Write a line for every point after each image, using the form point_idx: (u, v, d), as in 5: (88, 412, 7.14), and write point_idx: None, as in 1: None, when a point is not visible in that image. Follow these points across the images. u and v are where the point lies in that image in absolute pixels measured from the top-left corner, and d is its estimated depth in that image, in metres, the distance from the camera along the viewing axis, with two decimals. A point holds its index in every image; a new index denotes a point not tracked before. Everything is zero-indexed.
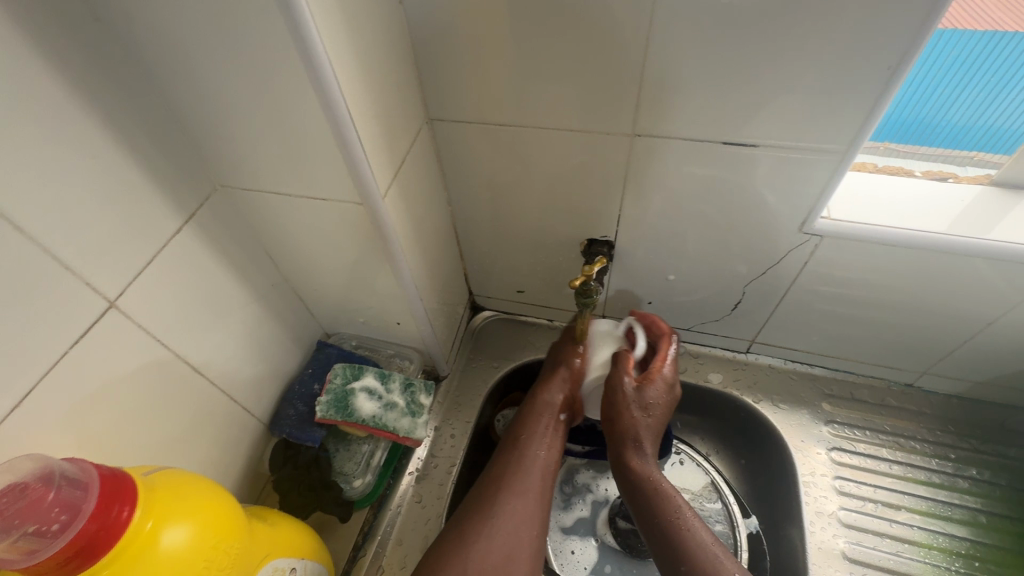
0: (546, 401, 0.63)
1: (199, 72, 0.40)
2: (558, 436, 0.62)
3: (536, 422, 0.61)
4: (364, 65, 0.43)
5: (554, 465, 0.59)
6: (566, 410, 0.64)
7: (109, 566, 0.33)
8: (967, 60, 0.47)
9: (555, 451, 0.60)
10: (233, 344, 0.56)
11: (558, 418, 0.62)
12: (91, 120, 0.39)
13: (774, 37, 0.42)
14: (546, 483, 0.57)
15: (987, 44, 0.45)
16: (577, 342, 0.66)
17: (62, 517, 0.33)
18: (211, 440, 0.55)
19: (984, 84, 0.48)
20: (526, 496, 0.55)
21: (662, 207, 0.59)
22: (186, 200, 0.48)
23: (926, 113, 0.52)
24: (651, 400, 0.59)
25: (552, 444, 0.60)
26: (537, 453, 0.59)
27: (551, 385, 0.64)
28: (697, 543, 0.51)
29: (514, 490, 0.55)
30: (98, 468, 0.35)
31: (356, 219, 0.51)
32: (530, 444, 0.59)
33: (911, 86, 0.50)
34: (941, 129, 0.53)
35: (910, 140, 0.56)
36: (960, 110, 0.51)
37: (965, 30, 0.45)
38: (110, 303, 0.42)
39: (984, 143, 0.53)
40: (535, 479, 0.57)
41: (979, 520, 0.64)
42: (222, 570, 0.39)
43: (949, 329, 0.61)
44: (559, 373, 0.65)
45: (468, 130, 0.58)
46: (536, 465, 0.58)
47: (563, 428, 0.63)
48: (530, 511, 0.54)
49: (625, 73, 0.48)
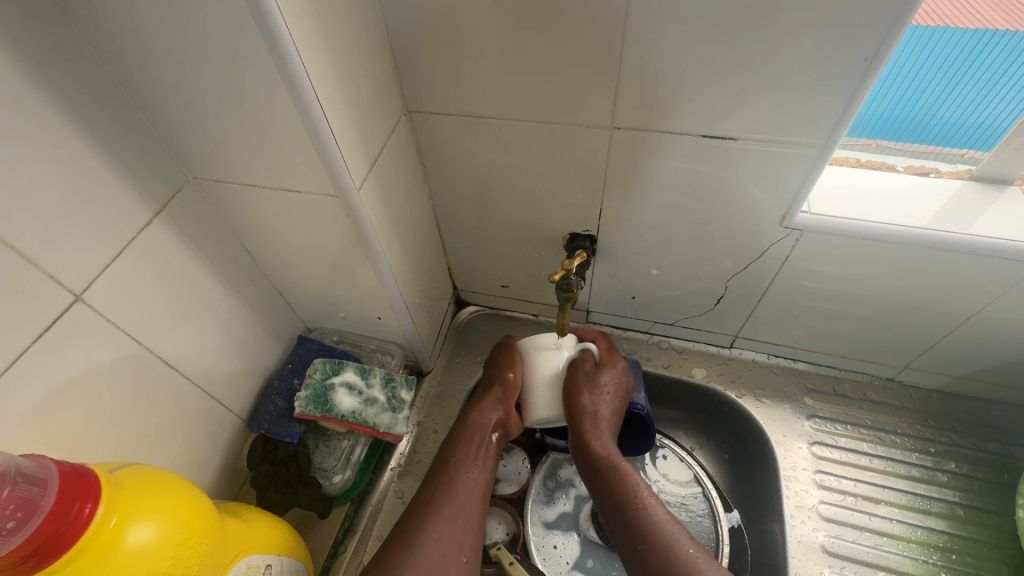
0: (478, 421, 0.60)
1: (166, 62, 0.39)
2: (490, 456, 0.59)
3: (467, 444, 0.59)
4: (336, 55, 0.42)
5: (486, 486, 0.58)
6: (500, 429, 0.61)
7: (70, 563, 0.33)
8: (959, 56, 0.47)
9: (486, 473, 0.58)
10: (209, 339, 0.55)
11: (489, 439, 0.60)
12: (55, 109, 0.38)
13: (751, 28, 0.42)
14: (477, 507, 0.55)
15: (979, 41, 0.45)
16: (510, 358, 0.64)
17: (19, 514, 0.31)
18: (186, 436, 0.55)
19: (978, 81, 0.48)
20: (454, 524, 0.53)
21: (643, 201, 0.59)
22: (156, 192, 0.47)
23: (917, 112, 0.52)
24: (606, 383, 0.60)
25: (484, 466, 0.58)
26: (468, 476, 0.57)
27: (484, 404, 0.61)
28: (653, 520, 0.51)
29: (441, 518, 0.53)
30: (58, 465, 0.34)
31: (332, 212, 0.50)
32: (460, 466, 0.57)
33: (903, 82, 0.50)
34: (933, 127, 0.53)
35: (903, 136, 0.54)
36: (951, 107, 0.51)
37: (958, 27, 0.45)
38: (76, 297, 0.41)
39: (972, 140, 0.53)
40: (464, 504, 0.55)
41: (957, 514, 0.64)
42: (191, 567, 0.38)
43: (930, 324, 0.62)
44: (493, 390, 0.62)
45: (447, 123, 0.57)
46: (468, 489, 0.56)
47: (495, 448, 0.60)
48: (459, 540, 0.52)
49: (603, 65, 0.47)
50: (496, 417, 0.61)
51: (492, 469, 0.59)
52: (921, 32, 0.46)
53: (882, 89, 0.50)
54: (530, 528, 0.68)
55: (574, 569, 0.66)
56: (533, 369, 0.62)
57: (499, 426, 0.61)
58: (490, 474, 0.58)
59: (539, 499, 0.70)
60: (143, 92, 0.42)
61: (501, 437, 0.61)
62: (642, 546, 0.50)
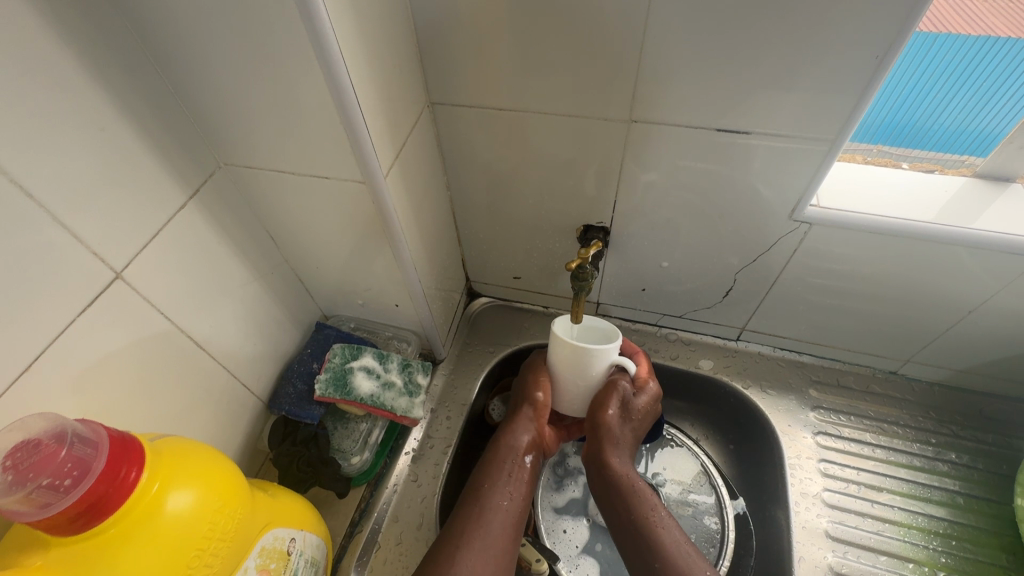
0: (511, 442, 0.61)
1: (207, 49, 0.41)
2: (523, 482, 0.59)
3: (499, 467, 0.59)
4: (368, 44, 0.43)
5: (517, 514, 0.57)
6: (534, 449, 0.62)
7: (115, 525, 0.34)
8: (961, 64, 0.48)
9: (520, 498, 0.58)
10: (235, 321, 0.57)
11: (522, 461, 0.60)
12: (103, 93, 0.40)
13: (768, 25, 0.43)
14: (510, 535, 0.55)
15: (981, 49, 0.47)
16: (539, 377, 0.64)
17: (73, 473, 0.33)
18: (212, 415, 0.56)
19: (978, 89, 0.50)
20: (488, 550, 0.52)
21: (656, 196, 0.61)
22: (190, 176, 0.49)
23: (919, 117, 0.53)
24: (637, 407, 0.61)
25: (519, 490, 0.58)
26: (501, 501, 0.56)
27: (517, 426, 0.62)
28: (672, 543, 0.53)
29: (474, 547, 0.52)
30: (108, 430, 0.36)
31: (358, 198, 0.51)
32: (493, 491, 0.57)
33: (906, 89, 0.51)
34: (934, 132, 0.55)
35: (903, 142, 0.57)
36: (952, 113, 0.52)
37: (959, 34, 0.46)
38: (116, 274, 0.43)
39: (971, 145, 0.56)
40: (497, 530, 0.54)
41: (957, 502, 0.65)
42: (226, 534, 0.40)
43: (932, 318, 0.63)
44: (525, 412, 0.63)
45: (468, 115, 0.59)
46: (498, 514, 0.55)
47: (529, 472, 0.60)
48: (492, 567, 0.51)
49: (623, 60, 0.49)
50: (529, 440, 0.61)
51: (527, 494, 0.59)
52: (923, 39, 0.47)
53: (886, 93, 0.52)
54: (540, 513, 0.70)
55: (583, 552, 0.68)
56: (577, 367, 0.59)
57: (535, 446, 0.62)
58: (525, 499, 0.58)
59: (549, 484, 0.72)
60: (184, 80, 0.44)
61: (536, 458, 0.62)
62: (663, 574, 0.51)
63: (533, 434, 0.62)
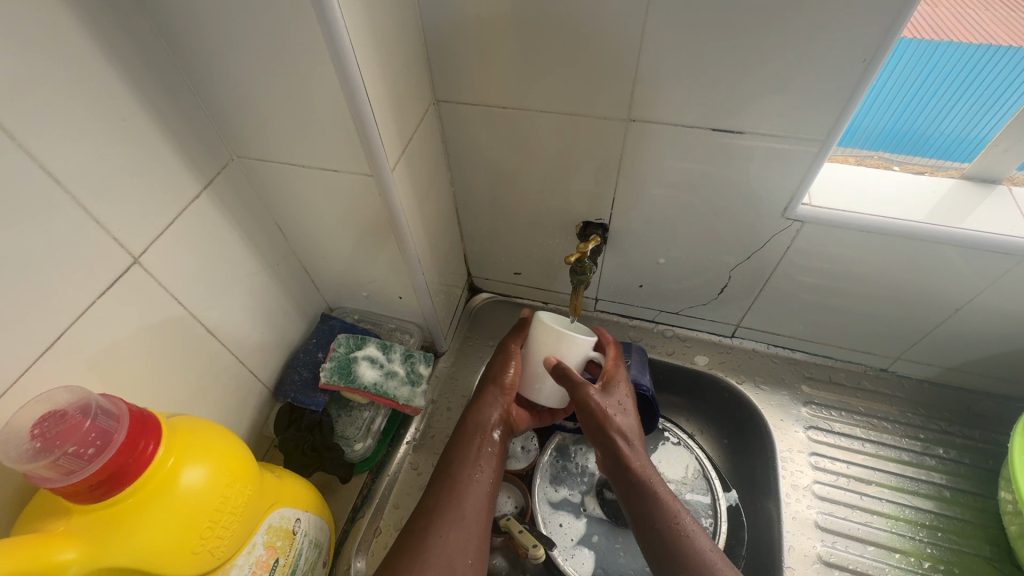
0: (479, 420, 0.62)
1: (225, 45, 0.43)
2: (492, 457, 0.60)
3: (467, 444, 0.60)
4: (378, 42, 0.45)
5: (490, 490, 0.58)
6: (503, 427, 0.62)
7: (133, 495, 0.36)
8: (964, 72, 0.51)
9: (491, 472, 0.59)
10: (244, 309, 0.59)
11: (490, 437, 0.61)
12: (126, 85, 0.41)
13: (762, 29, 0.45)
14: (483, 508, 0.56)
15: (984, 57, 0.49)
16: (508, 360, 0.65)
17: (98, 443, 0.35)
18: (221, 399, 0.58)
19: (979, 97, 0.52)
20: (462, 524, 0.54)
21: (654, 193, 0.62)
22: (204, 168, 0.50)
23: (921, 123, 0.56)
24: (622, 399, 0.60)
25: (489, 466, 0.59)
26: (472, 477, 0.57)
27: (485, 405, 0.63)
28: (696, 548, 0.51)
29: (446, 520, 0.53)
30: (129, 404, 0.38)
31: (365, 191, 0.53)
32: (463, 468, 0.58)
33: (906, 94, 0.53)
34: (934, 139, 0.57)
35: (903, 149, 0.59)
36: (953, 120, 0.55)
37: (964, 42, 0.49)
38: (134, 259, 0.45)
39: (966, 153, 0.58)
40: (470, 504, 0.55)
41: (944, 495, 0.67)
42: (235, 508, 0.42)
43: (921, 316, 0.65)
44: (490, 391, 0.64)
45: (472, 113, 0.61)
46: (469, 489, 0.56)
47: (499, 446, 0.61)
48: (466, 540, 0.53)
49: (622, 61, 0.51)
50: (498, 420, 0.62)
51: (497, 468, 0.60)
52: (926, 46, 0.50)
53: (889, 100, 0.54)
54: (538, 504, 0.71)
55: (579, 544, 0.69)
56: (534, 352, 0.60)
57: (503, 423, 0.63)
58: (496, 473, 0.59)
59: (547, 476, 0.74)
60: (201, 74, 0.46)
61: (505, 434, 0.63)
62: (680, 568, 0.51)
63: (501, 410, 0.63)
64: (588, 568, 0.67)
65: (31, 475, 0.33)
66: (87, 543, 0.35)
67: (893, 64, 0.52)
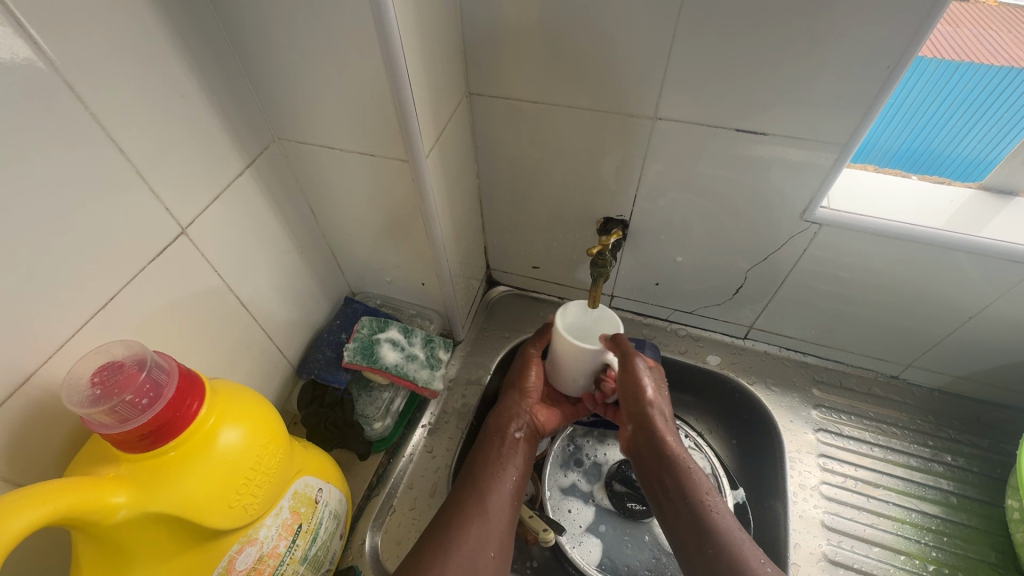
0: (500, 423, 0.66)
1: (277, 28, 0.45)
2: (515, 456, 0.63)
3: (491, 445, 0.63)
4: (421, 32, 0.47)
5: (517, 492, 0.60)
6: (526, 429, 0.66)
7: (175, 449, 0.38)
8: (981, 93, 0.52)
9: (514, 470, 0.61)
10: (275, 286, 0.61)
11: (511, 438, 0.64)
12: (185, 64, 0.44)
13: (790, 33, 0.47)
14: (506, 505, 0.58)
15: (1000, 80, 0.51)
16: (528, 366, 0.71)
17: (150, 395, 0.38)
18: (248, 372, 0.60)
19: (998, 119, 0.54)
20: (485, 520, 0.55)
21: (676, 192, 0.64)
22: (247, 147, 0.53)
23: (936, 142, 0.58)
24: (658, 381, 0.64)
25: (511, 464, 0.62)
26: (494, 474, 0.60)
27: (506, 409, 0.67)
28: (724, 527, 0.53)
29: (470, 515, 0.55)
30: (180, 363, 0.40)
31: (399, 176, 0.55)
32: (486, 466, 0.61)
33: (924, 112, 0.56)
34: (949, 157, 0.60)
35: (918, 166, 0.61)
36: (969, 140, 0.57)
37: (983, 64, 0.50)
38: (181, 229, 0.47)
39: (973, 172, 0.60)
40: (492, 500, 0.57)
41: (951, 501, 0.68)
42: (267, 471, 0.44)
43: (935, 323, 0.66)
44: (510, 395, 0.69)
45: (502, 106, 0.63)
46: (493, 485, 0.59)
47: (522, 447, 0.64)
48: (488, 536, 0.54)
49: (653, 59, 0.52)
50: (521, 422, 0.66)
51: (519, 466, 0.62)
52: (943, 66, 0.52)
53: (903, 119, 0.57)
54: (549, 491, 0.73)
55: (587, 531, 0.70)
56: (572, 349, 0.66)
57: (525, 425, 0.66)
58: (518, 470, 0.62)
59: (558, 463, 0.75)
60: (251, 57, 0.48)
61: (528, 436, 0.66)
62: (711, 554, 0.52)
63: (521, 412, 0.67)
64: (595, 556, 0.69)
65: (88, 421, 0.36)
66: (135, 487, 0.37)
67: (911, 84, 0.54)
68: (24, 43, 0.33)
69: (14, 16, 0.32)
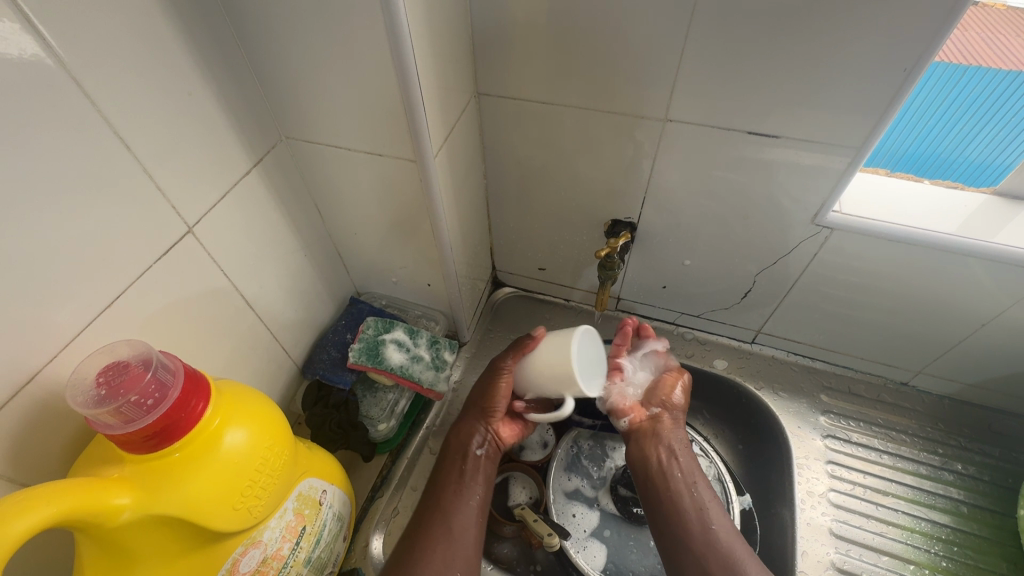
0: (460, 442, 0.64)
1: (286, 26, 0.45)
2: (478, 473, 0.62)
3: (453, 463, 0.63)
4: (431, 31, 0.47)
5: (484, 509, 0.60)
6: (487, 444, 0.64)
7: (180, 451, 0.38)
8: (990, 97, 0.52)
9: (480, 488, 0.61)
10: (280, 286, 0.61)
11: (474, 455, 0.63)
12: (194, 62, 0.44)
13: (803, 35, 0.46)
14: (471, 524, 0.58)
15: (1008, 84, 0.50)
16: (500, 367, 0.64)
17: (156, 395, 0.37)
18: (253, 372, 0.60)
19: (1005, 123, 0.53)
20: (449, 541, 0.56)
21: (684, 195, 0.63)
22: (255, 147, 0.53)
23: (944, 146, 0.57)
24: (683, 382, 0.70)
25: (475, 483, 0.61)
26: (458, 495, 0.60)
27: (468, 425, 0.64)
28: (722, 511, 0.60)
29: (434, 540, 0.56)
30: (185, 362, 0.40)
31: (406, 175, 0.55)
32: (448, 488, 0.60)
33: (934, 116, 0.55)
34: (958, 162, 0.59)
35: (927, 170, 0.60)
36: (977, 145, 0.56)
37: (992, 67, 0.50)
38: (188, 228, 0.47)
39: (976, 177, 0.59)
40: (456, 522, 0.58)
41: (961, 510, 0.67)
42: (272, 471, 0.44)
43: (947, 330, 0.65)
44: (471, 412, 0.65)
45: (510, 107, 0.62)
46: (457, 508, 0.59)
47: (488, 462, 0.63)
48: (450, 555, 0.55)
49: (665, 60, 0.52)
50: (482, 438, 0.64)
51: (483, 482, 0.62)
52: (953, 69, 0.51)
53: (913, 123, 0.56)
54: (552, 495, 0.72)
55: (591, 536, 0.70)
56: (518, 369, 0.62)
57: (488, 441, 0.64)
58: (483, 487, 0.61)
59: (563, 467, 0.74)
60: (260, 56, 0.48)
61: (492, 452, 0.64)
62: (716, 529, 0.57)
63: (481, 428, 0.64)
64: (599, 561, 0.68)
65: (93, 421, 0.35)
66: (140, 489, 0.36)
67: (922, 88, 0.53)
68: (32, 39, 0.33)
69: (22, 13, 0.32)
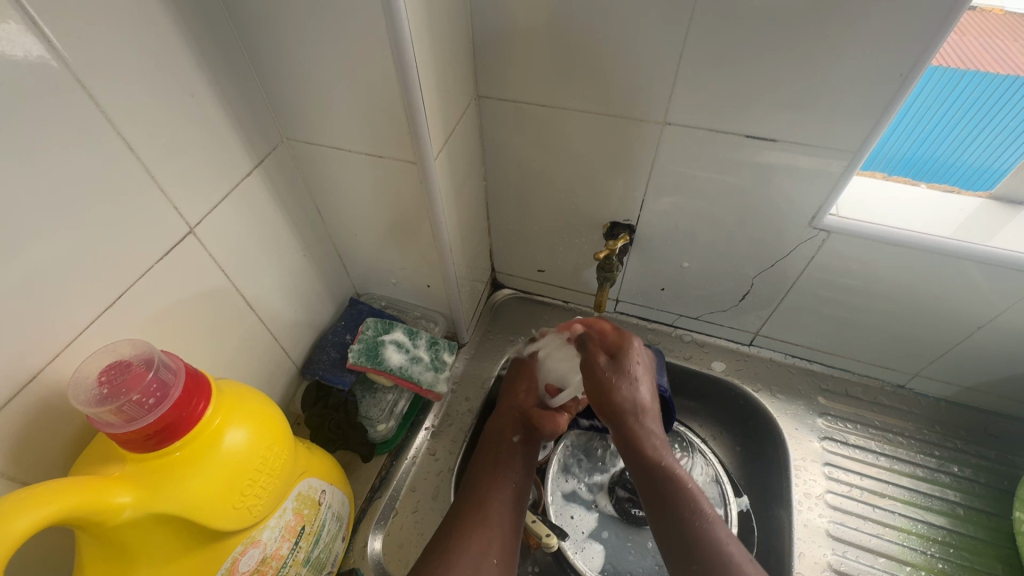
0: (496, 434, 0.66)
1: (287, 28, 0.45)
2: (513, 461, 0.62)
3: (488, 454, 0.63)
4: (432, 33, 0.47)
5: (520, 497, 0.59)
6: (522, 433, 0.66)
7: (181, 449, 0.38)
8: (987, 101, 0.52)
9: (514, 475, 0.61)
10: (280, 286, 0.61)
11: (509, 442, 0.64)
12: (196, 63, 0.44)
13: (800, 39, 0.47)
14: (507, 512, 0.57)
15: (1006, 88, 0.51)
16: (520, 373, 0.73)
17: (157, 394, 0.37)
18: (253, 372, 0.60)
19: (1003, 128, 0.54)
20: (483, 525, 0.55)
21: (683, 198, 0.63)
22: (256, 148, 0.53)
23: (943, 150, 0.58)
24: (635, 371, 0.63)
25: (510, 470, 0.61)
26: (492, 481, 0.60)
27: (502, 417, 0.68)
28: (709, 536, 0.51)
29: (469, 524, 0.55)
30: (187, 362, 0.40)
31: (406, 177, 0.55)
32: (483, 474, 0.60)
33: (932, 121, 0.55)
34: (956, 166, 0.59)
35: (925, 175, 0.61)
36: (975, 149, 0.57)
37: (990, 72, 0.50)
38: (189, 229, 0.47)
39: (975, 180, 0.60)
40: (492, 507, 0.57)
41: (957, 512, 0.68)
42: (272, 471, 0.44)
43: (943, 333, 0.66)
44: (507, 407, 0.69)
45: (510, 109, 0.62)
46: (492, 493, 0.58)
47: (522, 452, 0.64)
48: (486, 539, 0.54)
49: (663, 63, 0.52)
50: (516, 427, 0.66)
51: (519, 471, 0.62)
52: (949, 74, 0.52)
53: (911, 127, 0.57)
54: (551, 496, 0.72)
55: (590, 538, 0.70)
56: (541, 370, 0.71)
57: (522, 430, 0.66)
58: (518, 476, 0.61)
59: (561, 469, 0.75)
60: (262, 58, 0.48)
61: (527, 440, 0.66)
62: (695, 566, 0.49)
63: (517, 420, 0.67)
64: (597, 562, 0.68)
65: (95, 420, 0.35)
66: (141, 487, 0.37)
67: (920, 93, 0.53)
68: (36, 40, 0.33)
69: (27, 14, 0.32)
